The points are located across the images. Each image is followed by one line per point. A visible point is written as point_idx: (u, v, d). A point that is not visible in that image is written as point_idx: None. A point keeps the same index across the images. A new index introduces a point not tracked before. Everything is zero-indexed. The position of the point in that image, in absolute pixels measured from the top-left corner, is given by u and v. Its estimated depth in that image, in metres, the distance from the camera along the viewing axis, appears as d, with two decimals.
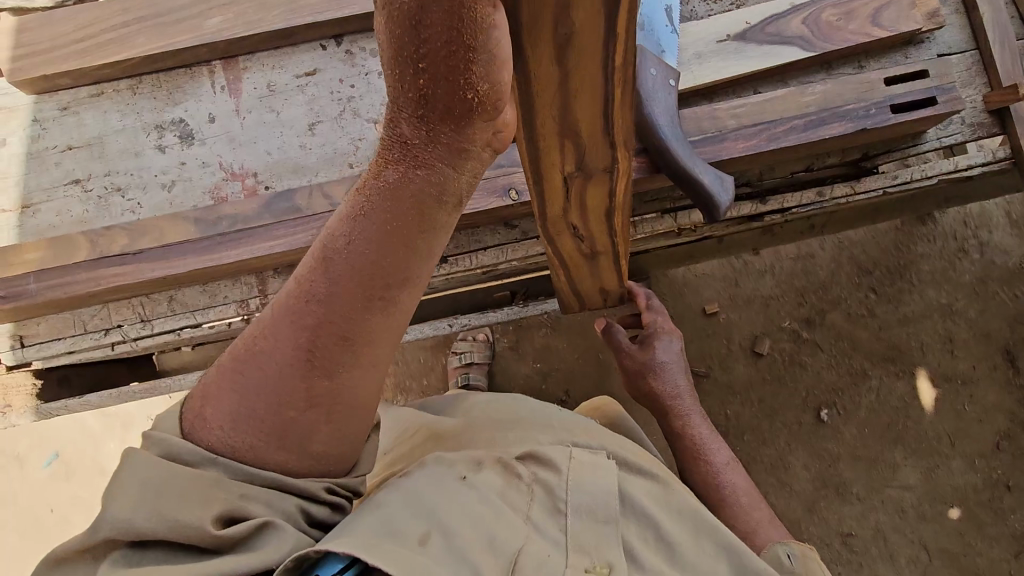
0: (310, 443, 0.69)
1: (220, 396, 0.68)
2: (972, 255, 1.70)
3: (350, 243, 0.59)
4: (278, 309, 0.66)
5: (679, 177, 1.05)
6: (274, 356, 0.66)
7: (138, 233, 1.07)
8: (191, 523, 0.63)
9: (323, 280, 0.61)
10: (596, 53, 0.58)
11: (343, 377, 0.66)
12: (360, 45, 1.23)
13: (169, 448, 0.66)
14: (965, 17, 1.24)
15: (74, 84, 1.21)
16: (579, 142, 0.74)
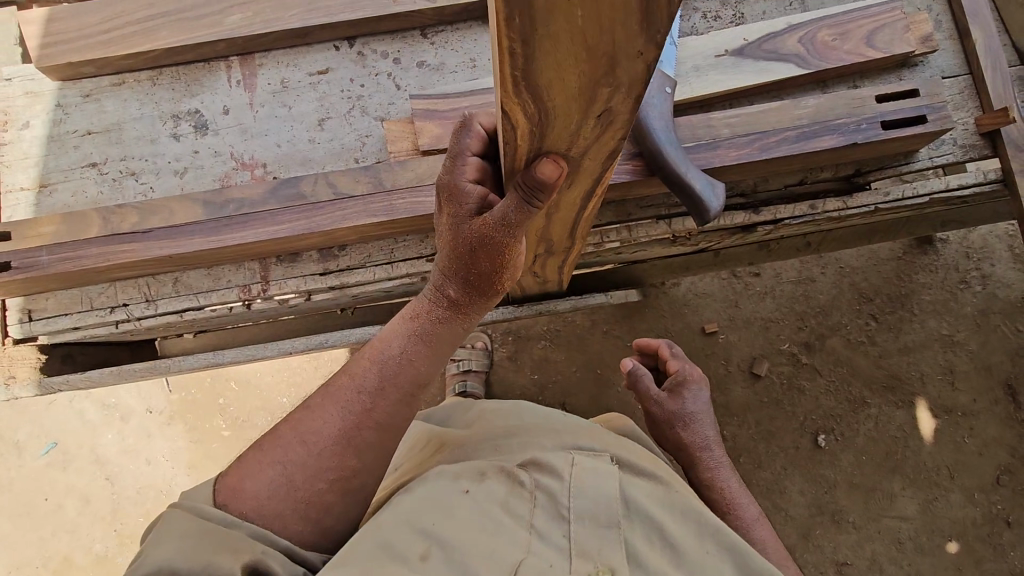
0: (326, 518, 0.91)
1: (258, 471, 0.89)
2: (975, 286, 2.21)
3: (402, 353, 0.92)
4: (327, 399, 0.92)
5: (671, 183, 1.07)
6: (314, 438, 0.90)
7: (149, 213, 1.11)
8: (220, 566, 0.77)
9: (378, 379, 0.91)
10: (585, 183, 0.85)
11: (364, 459, 0.92)
12: (371, 47, 1.29)
13: (205, 513, 0.85)
14: (958, 43, 1.28)
15: (97, 73, 1.26)
16: (549, 234, 1.06)
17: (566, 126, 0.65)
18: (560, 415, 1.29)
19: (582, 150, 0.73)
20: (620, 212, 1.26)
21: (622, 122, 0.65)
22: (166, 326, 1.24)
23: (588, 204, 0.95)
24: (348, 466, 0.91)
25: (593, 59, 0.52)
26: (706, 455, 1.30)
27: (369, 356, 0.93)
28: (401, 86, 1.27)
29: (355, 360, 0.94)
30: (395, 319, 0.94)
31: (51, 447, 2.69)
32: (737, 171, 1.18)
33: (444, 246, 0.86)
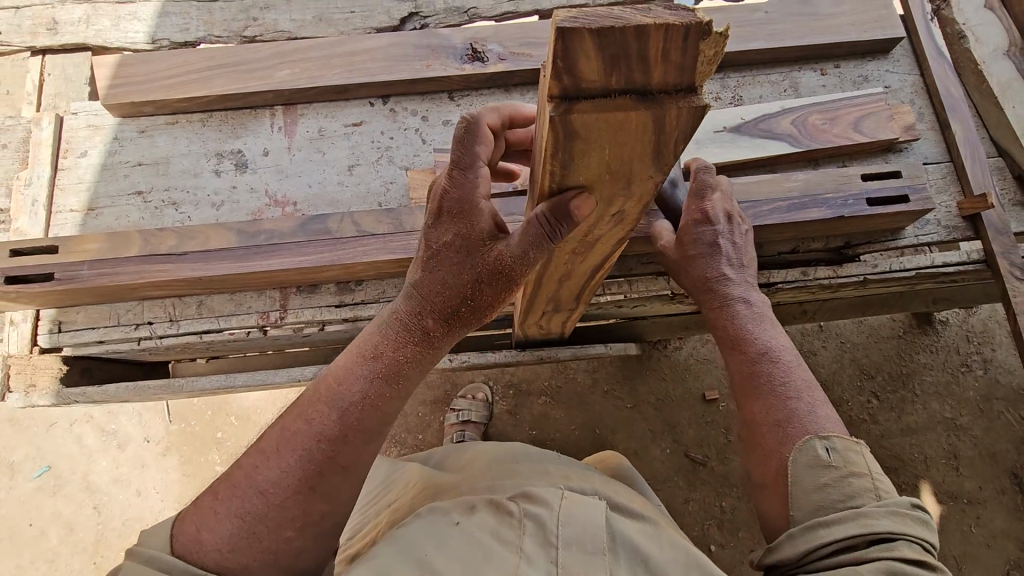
0: (298, 557, 0.90)
1: (219, 521, 0.87)
2: (975, 369, 2.77)
3: (365, 397, 0.89)
4: (286, 444, 0.88)
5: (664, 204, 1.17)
6: (272, 489, 0.87)
7: (187, 237, 1.20)
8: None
9: (338, 425, 0.88)
10: (596, 259, 0.90)
11: (330, 501, 0.90)
12: (403, 105, 1.42)
13: (168, 564, 0.84)
14: (939, 133, 1.39)
15: (154, 113, 1.40)
16: (555, 301, 1.08)
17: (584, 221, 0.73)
18: (556, 462, 1.31)
19: (590, 245, 0.81)
20: (622, 267, 1.34)
21: (631, 218, 0.73)
22: (184, 347, 1.30)
23: (591, 279, 0.98)
24: (312, 510, 0.89)
25: (613, 179, 0.61)
26: (713, 292, 1.15)
27: (329, 401, 0.89)
28: (427, 140, 1.40)
29: (310, 401, 0.90)
30: (354, 355, 0.91)
31: (43, 471, 2.68)
32: None
33: (437, 279, 0.85)
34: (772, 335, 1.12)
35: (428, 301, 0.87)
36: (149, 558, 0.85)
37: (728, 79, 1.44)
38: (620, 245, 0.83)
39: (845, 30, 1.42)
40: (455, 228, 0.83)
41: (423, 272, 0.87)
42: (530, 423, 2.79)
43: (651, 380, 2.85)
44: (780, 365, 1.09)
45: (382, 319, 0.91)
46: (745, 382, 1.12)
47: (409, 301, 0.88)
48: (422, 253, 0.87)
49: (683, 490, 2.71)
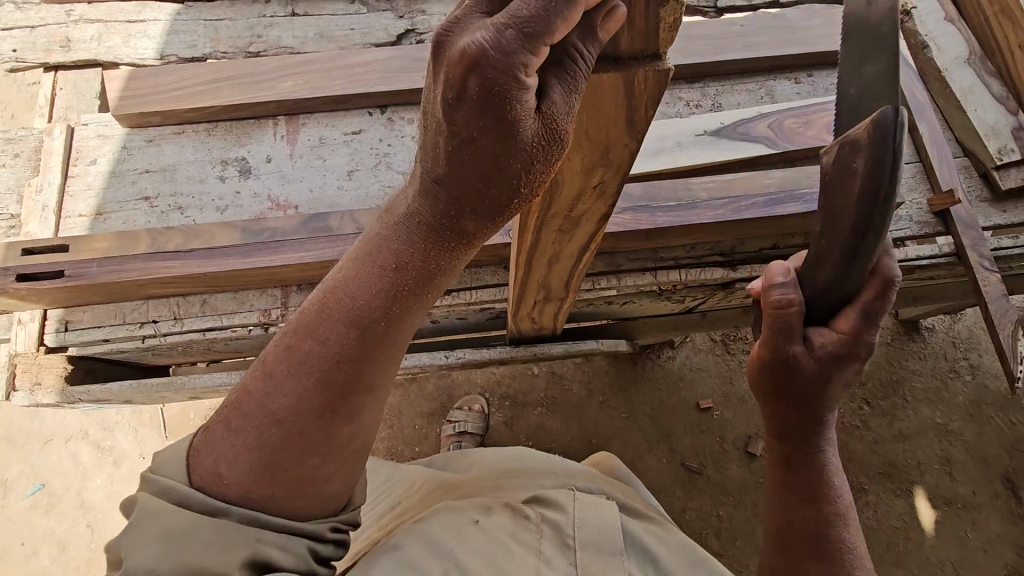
0: (326, 487, 0.79)
1: (232, 454, 0.74)
2: (961, 375, 2.86)
3: (383, 314, 0.68)
4: (297, 370, 0.72)
5: (864, 210, 0.70)
6: (288, 419, 0.72)
7: (192, 236, 1.25)
8: (219, 568, 0.69)
9: (354, 348, 0.70)
10: (582, 241, 0.93)
11: (357, 420, 0.76)
12: (400, 114, 1.50)
13: (184, 500, 0.73)
14: (909, 135, 1.47)
15: (162, 123, 1.46)
16: (546, 286, 1.12)
17: (569, 195, 0.77)
18: (560, 460, 1.35)
19: (572, 225, 0.87)
20: (611, 263, 1.38)
21: (610, 193, 0.78)
22: (186, 345, 1.34)
23: (578, 262, 1.03)
24: (339, 432, 0.75)
25: (592, 144, 0.67)
26: (804, 431, 1.03)
27: (338, 321, 0.69)
28: None
29: (317, 318, 0.70)
30: (360, 260, 0.68)
31: (38, 488, 2.68)
32: (716, 229, 1.31)
33: (463, 173, 0.55)
34: (843, 491, 1.06)
35: (452, 198, 0.58)
36: (169, 492, 0.73)
37: (708, 87, 1.52)
38: (603, 221, 0.87)
39: (814, 42, 1.52)
40: (483, 111, 0.49)
41: (438, 160, 0.55)
42: (526, 434, 2.81)
43: (645, 390, 2.89)
44: (848, 530, 1.04)
45: (391, 211, 0.65)
46: (800, 533, 1.05)
47: (425, 201, 0.59)
48: (434, 130, 0.53)
49: (681, 499, 2.72)
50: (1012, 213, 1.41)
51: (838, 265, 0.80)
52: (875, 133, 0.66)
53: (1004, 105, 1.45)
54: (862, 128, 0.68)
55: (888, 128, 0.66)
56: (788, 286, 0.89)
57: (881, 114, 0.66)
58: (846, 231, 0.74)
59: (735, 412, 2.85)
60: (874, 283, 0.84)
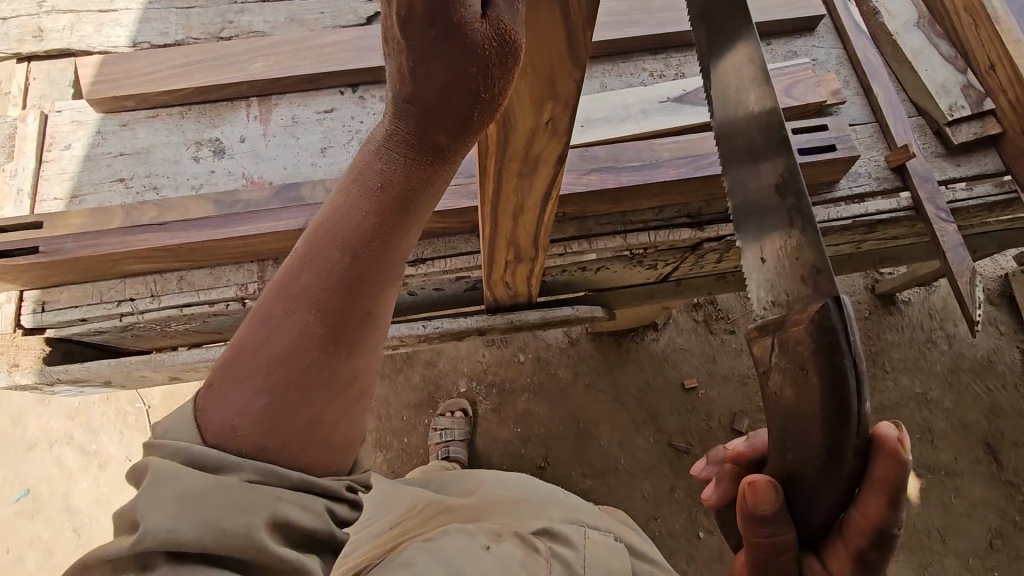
0: (335, 440, 0.63)
1: (222, 416, 0.59)
2: (939, 345, 2.92)
3: (379, 229, 0.59)
4: (292, 300, 0.59)
5: (832, 423, 0.61)
6: (282, 359, 0.59)
7: (166, 209, 1.27)
8: (239, 532, 0.56)
9: (350, 266, 0.59)
10: (542, 188, 0.97)
11: (362, 356, 0.64)
12: (371, 93, 1.53)
13: (195, 457, 0.58)
14: (864, 97, 1.53)
15: (135, 107, 1.48)
16: (518, 243, 1.15)
17: (524, 132, 0.81)
18: (562, 496, 1.38)
19: (530, 169, 0.91)
20: (582, 228, 1.42)
21: (563, 130, 0.83)
22: (164, 323, 1.35)
23: (545, 213, 1.06)
24: (342, 370, 0.62)
25: (538, 75, 0.71)
26: None
27: (334, 240, 0.59)
28: None
29: (304, 249, 0.60)
30: (348, 181, 0.60)
31: (22, 494, 2.66)
32: (681, 188, 1.35)
33: (430, 83, 0.52)
34: None
35: (426, 109, 0.55)
36: (173, 448, 0.59)
37: (671, 58, 1.56)
38: (560, 164, 0.91)
39: (771, 10, 1.57)
40: (434, 20, 0.48)
41: (405, 75, 0.53)
42: (514, 421, 2.84)
43: (630, 372, 2.92)
44: None
45: (369, 135, 0.60)
46: None
47: (398, 120, 0.56)
48: (396, 50, 0.52)
49: (669, 478, 2.75)
50: (965, 166, 1.47)
51: (818, 484, 0.64)
52: (818, 332, 0.62)
53: (954, 64, 1.50)
54: (799, 322, 0.64)
55: (831, 325, 0.61)
56: (772, 522, 0.69)
57: (825, 313, 0.62)
58: (817, 451, 0.63)
59: (720, 391, 2.89)
60: (858, 521, 0.66)
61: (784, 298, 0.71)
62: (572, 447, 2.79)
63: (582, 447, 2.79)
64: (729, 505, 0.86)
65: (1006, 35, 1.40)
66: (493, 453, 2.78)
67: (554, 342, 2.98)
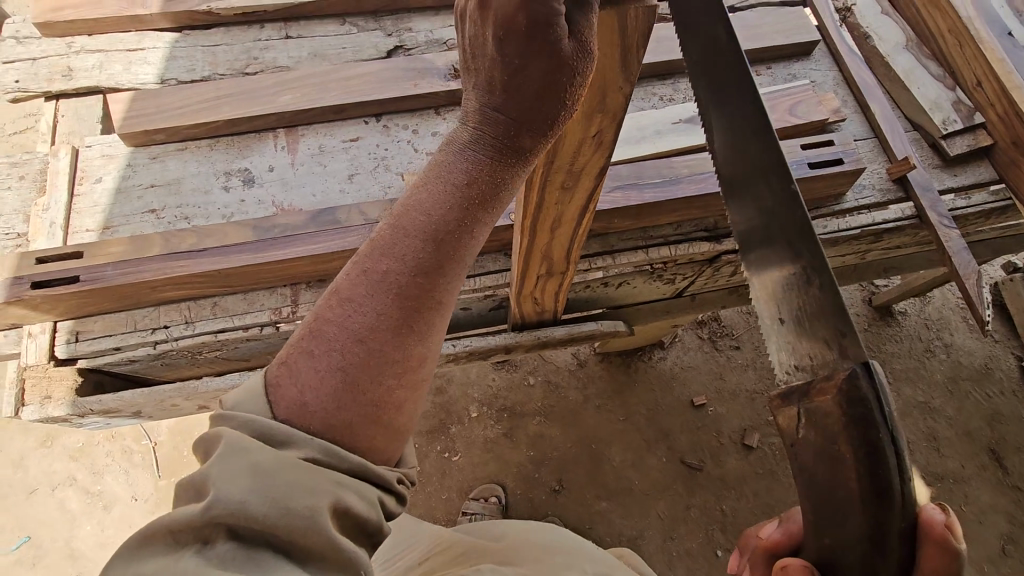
0: (399, 423, 0.65)
1: (299, 391, 0.61)
2: (936, 354, 3.00)
3: (458, 220, 0.63)
4: (371, 282, 0.62)
5: (873, 504, 0.67)
6: (363, 339, 0.61)
7: (205, 236, 1.29)
8: (303, 514, 0.56)
9: (431, 252, 0.62)
10: (582, 198, 1.01)
11: (430, 343, 0.66)
12: (395, 121, 1.59)
13: (267, 431, 0.60)
14: (862, 115, 1.62)
15: (165, 140, 1.52)
16: (548, 255, 1.18)
17: (573, 143, 0.86)
18: (592, 550, 1.35)
19: (573, 181, 0.95)
20: (604, 244, 1.47)
21: (608, 139, 0.87)
22: (196, 350, 1.35)
23: (579, 225, 1.11)
24: (412, 355, 0.64)
25: (592, 91, 0.76)
26: None
27: (413, 229, 0.62)
28: (418, 149, 1.56)
29: (385, 235, 0.63)
30: (427, 178, 0.64)
31: (23, 541, 2.59)
32: (698, 203, 1.40)
33: (519, 90, 0.59)
34: None
35: (511, 114, 0.61)
36: (245, 421, 0.60)
37: (678, 82, 1.65)
38: (601, 175, 0.96)
39: (771, 36, 1.66)
40: (532, 39, 0.56)
41: (495, 84, 0.60)
42: (526, 445, 2.84)
43: (639, 392, 2.94)
44: None
45: (449, 136, 0.65)
46: None
47: (484, 124, 0.62)
48: (486, 65, 0.60)
49: (683, 496, 2.75)
50: (962, 176, 1.55)
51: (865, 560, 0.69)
52: (847, 404, 0.70)
53: (943, 82, 1.60)
54: (828, 391, 0.72)
55: (861, 396, 0.69)
56: None
57: (852, 382, 0.70)
58: (858, 533, 0.68)
59: (730, 407, 2.92)
60: None
61: (808, 362, 0.84)
62: (585, 470, 2.78)
63: (597, 469, 2.78)
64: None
65: (990, 53, 1.51)
66: (506, 478, 2.77)
67: (563, 365, 3.00)
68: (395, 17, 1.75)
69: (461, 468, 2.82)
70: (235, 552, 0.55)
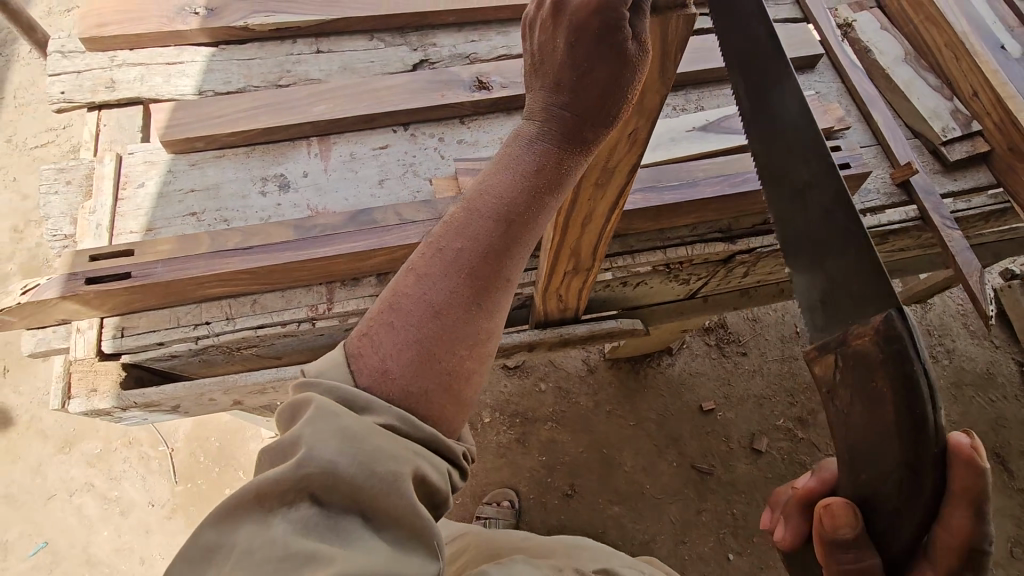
0: (468, 394, 0.71)
1: (381, 358, 0.68)
2: (940, 360, 3.06)
3: (526, 204, 0.71)
4: (448, 259, 0.70)
5: (908, 435, 0.71)
6: (441, 310, 0.68)
7: (248, 236, 1.36)
8: (387, 478, 0.62)
9: (501, 232, 0.70)
10: (612, 195, 1.09)
11: (496, 319, 0.72)
12: (422, 130, 1.67)
13: (351, 398, 0.66)
14: (866, 124, 1.71)
15: (204, 148, 1.59)
16: (577, 253, 1.25)
17: (612, 141, 0.93)
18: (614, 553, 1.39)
19: (607, 178, 1.03)
20: (624, 245, 1.54)
21: (641, 139, 0.95)
22: (236, 345, 1.41)
23: (607, 222, 1.18)
24: (481, 328, 0.71)
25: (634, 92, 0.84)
26: None
27: (485, 212, 0.70)
28: (445, 156, 1.64)
29: (459, 218, 0.71)
30: (497, 168, 0.73)
31: (40, 547, 2.62)
32: (714, 204, 1.48)
33: (585, 88, 0.70)
34: None
35: (576, 109, 0.71)
36: (331, 389, 0.66)
37: (690, 94, 1.74)
38: (632, 173, 1.04)
39: None
40: (602, 42, 0.67)
41: (563, 84, 0.70)
42: (538, 450, 2.88)
43: (649, 397, 2.99)
44: None
45: (516, 131, 0.74)
46: None
47: (550, 118, 0.71)
48: (556, 68, 0.70)
49: (694, 501, 2.78)
50: (962, 181, 1.63)
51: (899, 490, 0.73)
52: (885, 341, 0.76)
53: (941, 93, 1.70)
54: (864, 336, 0.80)
55: (897, 333, 0.75)
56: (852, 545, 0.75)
57: (889, 327, 0.76)
58: (897, 459, 0.73)
59: (738, 412, 2.97)
60: (950, 541, 0.70)
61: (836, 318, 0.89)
62: (597, 475, 2.81)
63: (609, 473, 2.81)
64: (804, 543, 0.89)
65: (985, 65, 1.61)
66: (519, 483, 2.80)
67: (573, 371, 3.05)
68: (420, 32, 1.84)
69: (474, 473, 2.85)
70: (319, 515, 0.61)
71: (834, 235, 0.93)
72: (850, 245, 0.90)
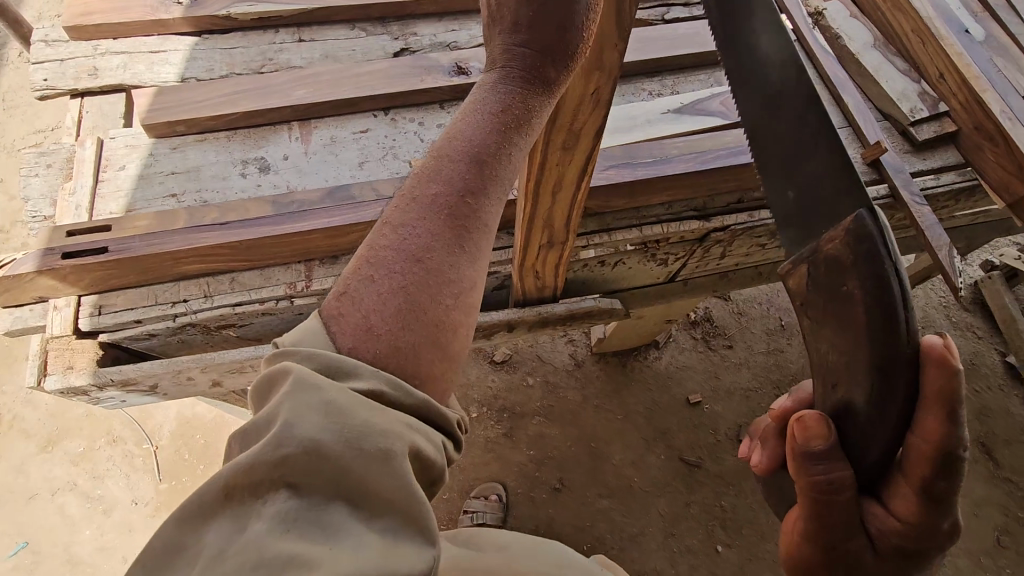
0: (456, 347, 0.70)
1: (363, 312, 0.66)
2: None
3: (496, 146, 0.73)
4: (424, 208, 0.71)
5: (878, 334, 0.71)
6: (421, 256, 0.68)
7: (227, 213, 1.38)
8: (378, 455, 0.58)
9: (475, 175, 0.71)
10: (580, 160, 1.11)
11: (479, 266, 0.72)
12: (402, 115, 1.70)
13: (335, 364, 0.63)
14: (838, 107, 1.75)
15: (185, 132, 1.61)
16: (552, 224, 1.27)
17: (575, 99, 0.95)
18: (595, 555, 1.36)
19: (573, 141, 1.05)
20: (602, 223, 1.56)
21: (605, 99, 0.97)
22: (214, 323, 1.41)
23: (578, 191, 1.21)
24: (466, 275, 0.70)
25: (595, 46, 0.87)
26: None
27: (458, 156, 0.72)
28: (425, 139, 1.66)
29: (432, 168, 0.73)
30: (465, 118, 0.75)
31: (20, 547, 2.58)
32: (689, 181, 1.50)
33: (541, 26, 0.73)
34: None
35: (535, 48, 0.74)
36: (312, 356, 0.63)
37: (666, 79, 1.77)
38: (598, 136, 1.06)
39: None
40: None
41: (519, 26, 0.73)
42: (526, 445, 2.87)
43: (636, 391, 3.00)
44: None
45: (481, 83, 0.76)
46: None
47: (511, 62, 0.75)
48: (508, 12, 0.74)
49: (683, 493, 2.78)
50: (931, 160, 1.66)
51: (874, 410, 0.73)
52: (857, 238, 0.75)
53: (910, 76, 1.74)
54: (834, 238, 0.79)
55: (868, 230, 0.74)
56: (825, 460, 0.76)
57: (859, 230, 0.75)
58: (870, 361, 0.72)
59: (725, 404, 2.98)
60: (921, 447, 0.70)
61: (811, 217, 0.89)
62: (585, 468, 2.81)
63: (597, 466, 2.81)
64: (780, 467, 0.92)
65: (950, 48, 1.65)
66: (506, 477, 2.79)
67: (561, 365, 3.06)
68: (401, 22, 1.87)
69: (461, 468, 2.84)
70: (302, 508, 0.56)
71: (818, 161, 0.90)
72: (844, 186, 0.84)
